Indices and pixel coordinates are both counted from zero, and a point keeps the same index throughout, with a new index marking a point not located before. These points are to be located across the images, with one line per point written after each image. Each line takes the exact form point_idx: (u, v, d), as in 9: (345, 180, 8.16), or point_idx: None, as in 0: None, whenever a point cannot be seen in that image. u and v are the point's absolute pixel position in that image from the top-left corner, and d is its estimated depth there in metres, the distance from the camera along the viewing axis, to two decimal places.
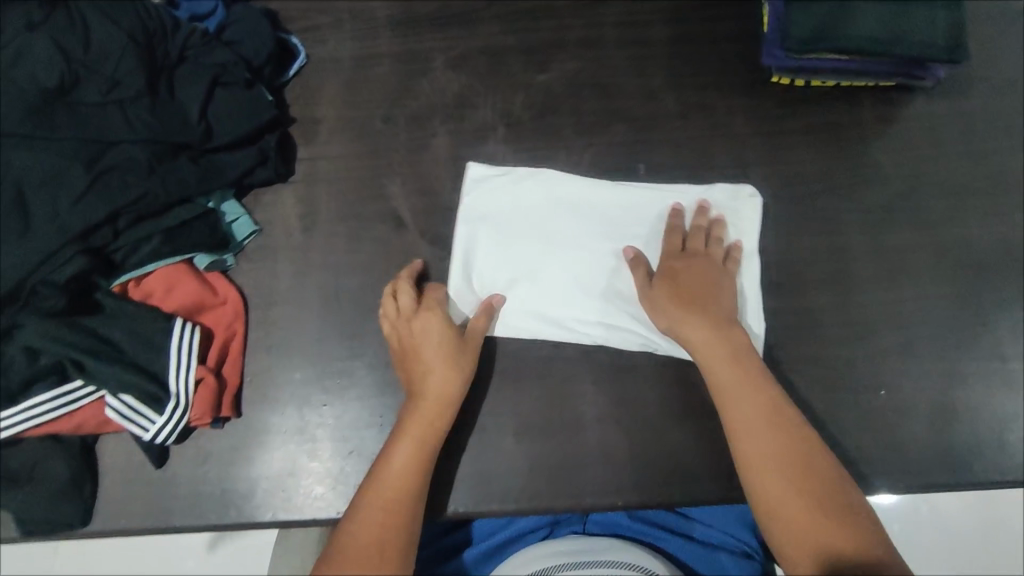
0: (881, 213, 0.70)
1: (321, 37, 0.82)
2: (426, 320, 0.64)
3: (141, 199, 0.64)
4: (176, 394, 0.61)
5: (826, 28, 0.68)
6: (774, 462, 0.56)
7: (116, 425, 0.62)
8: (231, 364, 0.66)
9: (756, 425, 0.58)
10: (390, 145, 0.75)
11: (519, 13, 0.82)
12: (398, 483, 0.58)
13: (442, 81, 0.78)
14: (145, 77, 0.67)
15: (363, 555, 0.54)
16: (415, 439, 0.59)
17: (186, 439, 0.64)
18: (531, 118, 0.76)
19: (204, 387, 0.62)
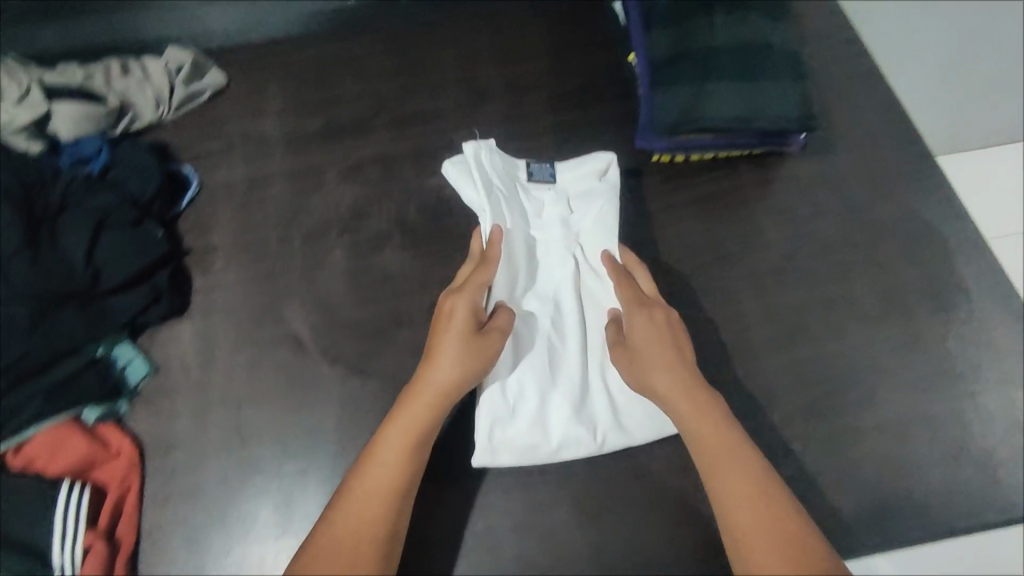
0: (768, 278, 0.72)
1: (214, 164, 0.83)
2: (463, 296, 0.63)
3: (19, 362, 0.63)
4: (60, 567, 0.59)
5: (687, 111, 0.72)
6: (759, 516, 0.52)
7: None
8: (126, 522, 0.63)
9: (743, 512, 0.53)
10: (286, 265, 0.75)
11: (407, 119, 0.85)
12: (395, 459, 0.57)
13: (335, 194, 0.80)
14: (22, 233, 0.66)
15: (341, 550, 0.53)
16: (425, 414, 0.59)
17: None
18: (425, 222, 0.77)
19: (92, 556, 0.59)
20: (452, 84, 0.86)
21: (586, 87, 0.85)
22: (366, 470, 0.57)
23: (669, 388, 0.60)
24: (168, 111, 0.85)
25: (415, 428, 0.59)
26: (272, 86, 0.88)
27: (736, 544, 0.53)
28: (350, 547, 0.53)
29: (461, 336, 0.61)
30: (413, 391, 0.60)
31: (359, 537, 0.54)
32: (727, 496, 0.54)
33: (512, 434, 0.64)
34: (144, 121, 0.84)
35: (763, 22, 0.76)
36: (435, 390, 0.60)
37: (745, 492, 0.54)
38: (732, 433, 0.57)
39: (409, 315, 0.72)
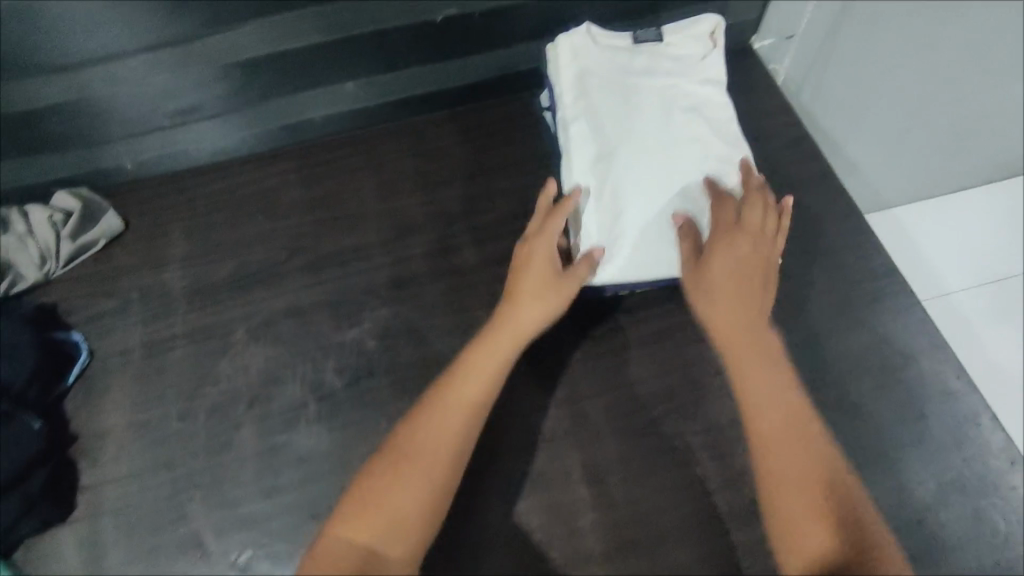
0: (728, 431, 0.65)
1: (108, 327, 0.74)
2: (537, 300, 0.60)
3: None
4: None
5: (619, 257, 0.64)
6: (782, 432, 0.54)
7: None
8: None
9: (794, 468, 0.53)
10: (188, 449, 0.67)
11: (324, 259, 0.77)
12: (479, 381, 0.59)
13: (245, 357, 0.71)
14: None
15: (406, 466, 0.54)
16: (502, 351, 0.60)
17: None
18: (345, 386, 0.69)
19: None
20: (373, 215, 0.79)
21: (515, 212, 0.79)
22: (422, 424, 0.57)
23: (732, 326, 0.59)
24: (55, 267, 0.77)
25: (455, 437, 0.56)
26: (175, 228, 0.80)
27: (767, 496, 0.53)
28: (417, 470, 0.54)
29: (549, 277, 0.61)
30: (500, 335, 0.60)
31: (441, 463, 0.55)
32: (761, 432, 0.55)
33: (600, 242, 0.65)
34: (27, 282, 0.75)
35: (710, 132, 0.68)
36: (514, 334, 0.61)
37: (776, 423, 0.55)
38: (827, 469, 0.53)
39: (327, 504, 0.64)
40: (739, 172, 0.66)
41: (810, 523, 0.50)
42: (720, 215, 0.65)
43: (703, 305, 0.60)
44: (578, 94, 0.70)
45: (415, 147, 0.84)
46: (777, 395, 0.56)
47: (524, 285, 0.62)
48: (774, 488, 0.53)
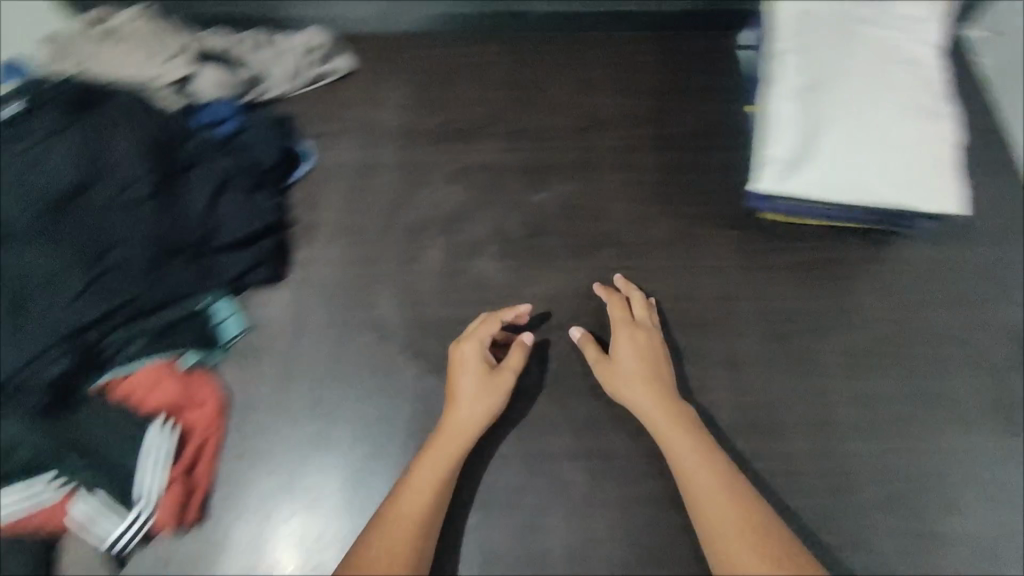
0: (863, 359, 0.70)
1: (330, 143, 0.86)
2: (487, 396, 0.64)
3: (133, 300, 0.67)
4: (144, 499, 0.63)
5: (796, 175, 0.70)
6: (715, 492, 0.57)
7: (83, 526, 0.63)
8: (204, 468, 0.67)
9: (727, 519, 0.55)
10: (383, 255, 0.78)
11: (520, 134, 0.87)
12: (430, 460, 0.62)
13: (441, 194, 0.82)
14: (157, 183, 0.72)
15: (393, 540, 0.57)
16: (430, 445, 0.63)
17: (149, 543, 0.64)
18: (523, 236, 0.79)
19: (171, 494, 0.64)
20: (568, 105, 0.88)
21: (697, 131, 0.85)
22: (374, 537, 0.57)
23: (665, 416, 0.62)
24: (296, 87, 0.90)
25: (441, 490, 0.60)
26: (397, 80, 0.92)
27: (709, 539, 0.56)
28: (407, 535, 0.57)
29: (482, 377, 0.65)
30: (433, 451, 0.62)
31: (409, 509, 0.58)
32: (693, 487, 0.58)
33: (786, 156, 0.70)
34: (274, 93, 0.88)
35: (916, 85, 0.72)
36: (453, 439, 0.62)
37: (714, 490, 0.57)
38: (736, 503, 0.56)
39: (494, 325, 0.72)
40: (936, 124, 0.70)
41: (749, 566, 0.53)
42: (910, 158, 0.69)
43: (629, 400, 0.64)
44: (796, 25, 0.75)
45: (616, 58, 0.91)
46: (714, 475, 0.58)
47: (460, 382, 0.65)
48: (721, 554, 0.55)
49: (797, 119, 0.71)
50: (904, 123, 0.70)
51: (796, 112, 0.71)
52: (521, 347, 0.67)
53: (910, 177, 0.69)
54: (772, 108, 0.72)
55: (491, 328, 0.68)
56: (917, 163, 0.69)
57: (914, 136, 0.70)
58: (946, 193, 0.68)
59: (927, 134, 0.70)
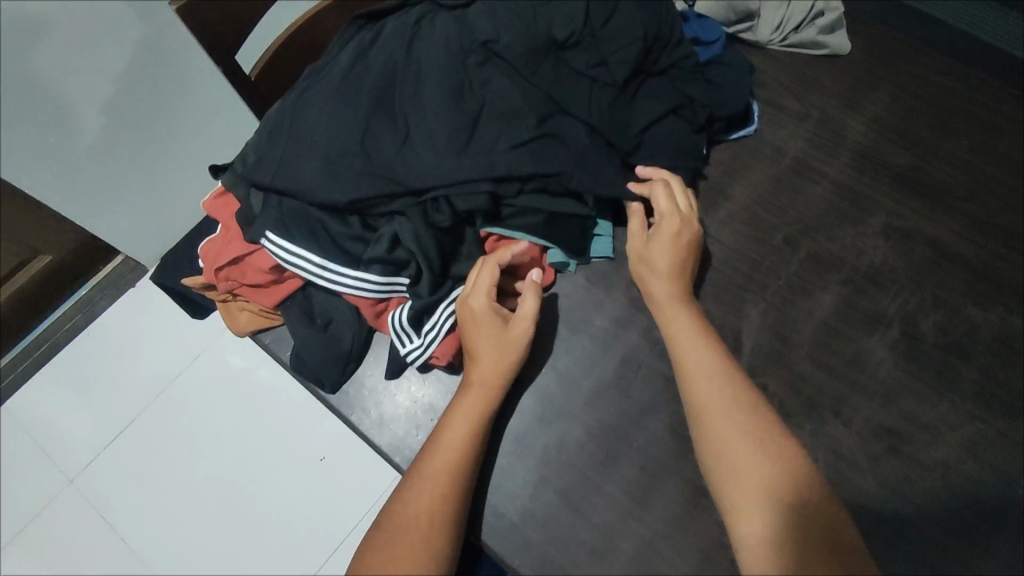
0: None
1: (780, 121, 0.77)
2: (505, 348, 0.62)
3: (553, 178, 0.63)
4: (434, 326, 0.64)
5: None
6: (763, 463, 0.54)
7: (387, 329, 0.66)
8: None
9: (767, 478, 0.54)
10: (775, 266, 0.69)
11: (990, 229, 0.71)
12: (457, 437, 0.59)
13: (866, 242, 0.71)
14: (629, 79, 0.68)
15: (424, 504, 0.56)
16: (470, 406, 0.61)
17: (425, 373, 0.67)
18: (934, 344, 0.66)
19: (455, 334, 0.65)
20: None
21: None
22: (415, 490, 0.57)
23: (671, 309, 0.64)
24: (776, 41, 0.81)
25: (463, 454, 0.58)
26: (883, 92, 0.79)
27: (738, 492, 0.54)
28: (438, 499, 0.56)
29: (497, 327, 0.62)
30: (461, 408, 0.61)
31: (447, 480, 0.57)
32: (732, 438, 0.56)
33: None
34: (753, 37, 0.81)
35: None
36: (490, 377, 0.62)
37: (746, 441, 0.56)
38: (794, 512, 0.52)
39: (850, 415, 0.63)
40: None
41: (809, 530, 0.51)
42: None
43: (654, 272, 0.65)
44: None
45: None
46: (730, 424, 0.57)
47: (487, 351, 0.62)
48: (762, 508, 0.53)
49: None
50: None
51: None
52: (528, 302, 0.64)
53: None
54: None
55: (495, 277, 0.62)
56: None
57: None
58: None
59: None
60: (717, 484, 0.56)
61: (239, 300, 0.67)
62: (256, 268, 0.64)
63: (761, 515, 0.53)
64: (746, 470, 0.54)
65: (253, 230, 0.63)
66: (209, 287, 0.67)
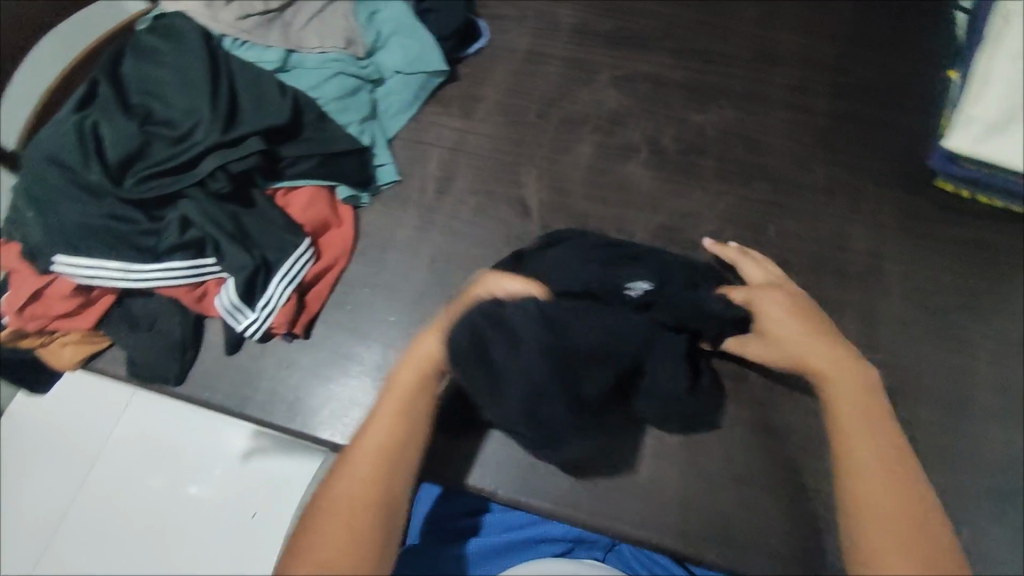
0: (1013, 350, 0.66)
1: (505, 28, 0.87)
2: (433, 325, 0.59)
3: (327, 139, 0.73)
4: (270, 299, 0.67)
5: (997, 153, 0.65)
6: (883, 472, 0.52)
7: (218, 313, 0.69)
8: (316, 292, 0.71)
9: (891, 495, 0.51)
10: (536, 138, 0.80)
11: (692, 54, 0.84)
12: (387, 423, 0.55)
13: (602, 95, 0.82)
14: (376, 34, 0.80)
15: (350, 499, 0.52)
16: (403, 389, 0.57)
17: (267, 342, 0.69)
18: (677, 151, 0.78)
19: (290, 303, 0.68)
20: (748, 36, 0.85)
21: (884, 87, 0.80)
22: (340, 477, 0.53)
23: (834, 374, 0.58)
24: None
25: (397, 440, 0.55)
26: None
27: (868, 522, 0.50)
28: (366, 489, 0.52)
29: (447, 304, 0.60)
30: (391, 389, 0.57)
31: (378, 471, 0.53)
32: (857, 455, 0.53)
33: (993, 134, 0.65)
34: None
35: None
36: (429, 354, 0.58)
37: (883, 470, 0.52)
38: (904, 507, 0.51)
39: (630, 229, 0.74)
40: None
41: (909, 536, 0.49)
42: None
43: (801, 339, 0.59)
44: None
45: None
46: (898, 483, 0.52)
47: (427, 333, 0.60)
48: (886, 523, 0.50)
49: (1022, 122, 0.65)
50: None
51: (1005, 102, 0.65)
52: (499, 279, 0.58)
53: None
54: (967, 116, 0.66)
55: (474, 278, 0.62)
56: None
57: None
58: None
59: None
60: (846, 520, 0.52)
61: (57, 336, 0.68)
62: (57, 296, 0.65)
63: (888, 538, 0.49)
64: (870, 498, 0.51)
65: (40, 261, 0.64)
66: (20, 335, 0.67)
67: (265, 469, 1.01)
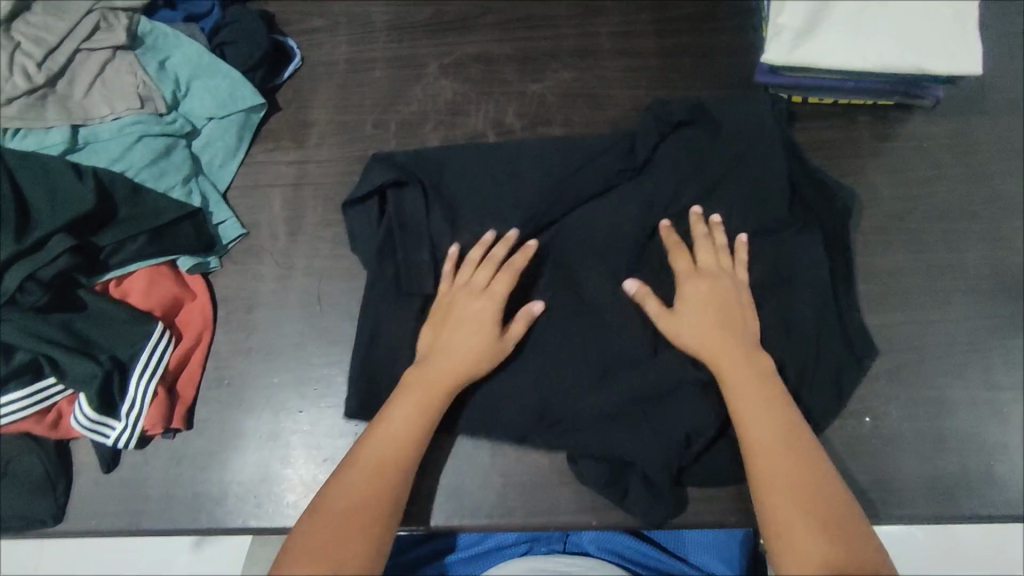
0: (873, 235, 0.68)
1: (318, 41, 0.82)
2: (478, 340, 0.60)
3: (151, 213, 0.66)
4: (133, 400, 0.60)
5: (811, 56, 0.66)
6: (781, 469, 0.52)
7: (80, 433, 0.62)
8: (187, 378, 0.65)
9: (789, 492, 0.51)
10: (379, 151, 0.76)
11: (515, 22, 0.81)
12: (399, 433, 0.56)
13: (435, 88, 0.78)
14: (174, 83, 0.72)
15: (348, 509, 0.52)
16: (426, 392, 0.58)
17: (146, 446, 0.63)
18: (522, 127, 0.76)
19: (160, 399, 0.62)
20: None
21: (704, 13, 0.80)
22: (346, 480, 0.54)
23: (760, 397, 0.56)
24: None
25: (411, 446, 0.56)
26: None
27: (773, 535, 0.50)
28: (369, 494, 0.53)
29: (487, 320, 0.60)
30: (414, 385, 0.58)
31: (386, 478, 0.54)
32: (759, 459, 0.53)
33: (801, 42, 0.66)
34: None
35: None
36: (442, 359, 0.59)
37: (776, 463, 0.53)
38: (803, 516, 0.50)
39: None
40: (948, 14, 0.64)
41: (807, 530, 0.49)
42: (928, 36, 0.64)
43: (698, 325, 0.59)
44: None
45: None
46: (783, 491, 0.51)
47: (453, 343, 0.60)
48: (779, 521, 0.50)
49: (830, 29, 0.66)
50: (946, 18, 0.64)
51: (807, 9, 0.66)
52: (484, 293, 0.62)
53: (931, 71, 0.64)
54: (776, 30, 0.66)
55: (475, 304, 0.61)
56: (948, 23, 0.64)
57: (944, 12, 0.64)
58: (963, 44, 0.64)
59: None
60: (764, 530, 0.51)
61: None
62: None
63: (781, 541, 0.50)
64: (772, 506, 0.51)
65: None
66: None
67: (226, 554, 0.90)
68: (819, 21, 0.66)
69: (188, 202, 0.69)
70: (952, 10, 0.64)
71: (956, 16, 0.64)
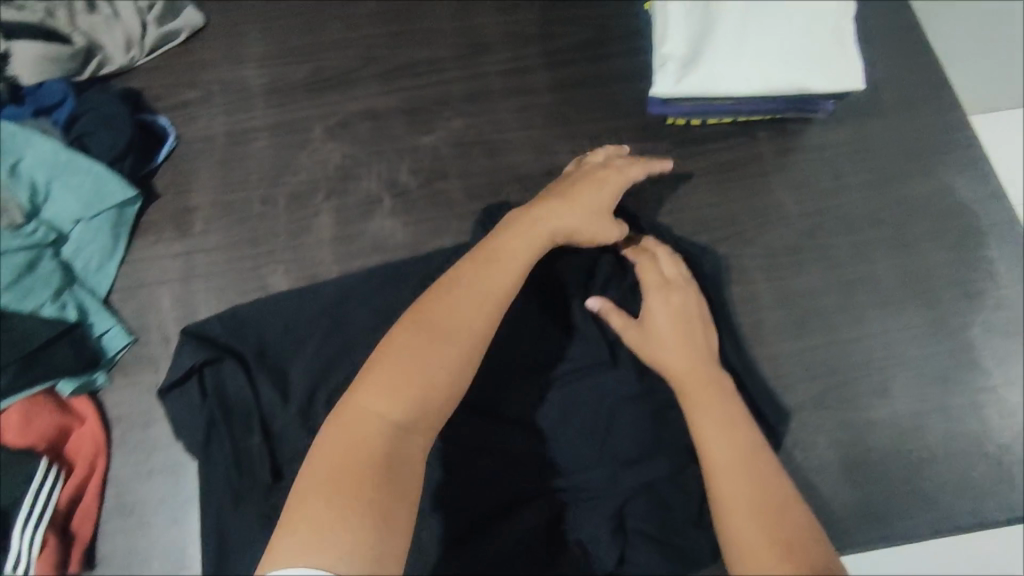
0: (783, 258, 0.67)
1: (191, 115, 0.76)
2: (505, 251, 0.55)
3: (21, 339, 0.61)
4: (15, 555, 0.55)
5: (699, 87, 0.64)
6: (747, 496, 0.49)
7: None
8: (82, 515, 0.60)
9: (753, 518, 0.48)
10: (270, 230, 0.71)
11: (401, 70, 0.77)
12: (458, 321, 0.50)
13: (323, 152, 0.74)
14: (31, 187, 0.66)
15: (387, 407, 0.46)
16: (477, 290, 0.52)
17: None
18: (418, 185, 0.72)
19: (49, 546, 0.57)
20: (451, 31, 0.78)
21: (594, 39, 0.78)
22: (386, 365, 0.48)
23: (730, 430, 0.53)
24: (140, 55, 0.77)
25: (463, 341, 0.50)
26: (253, 27, 0.79)
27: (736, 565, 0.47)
28: (416, 389, 0.47)
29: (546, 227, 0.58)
30: (460, 279, 0.53)
31: (437, 373, 0.48)
32: (724, 485, 0.50)
33: (687, 74, 0.64)
34: (114, 66, 0.76)
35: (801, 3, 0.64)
36: (468, 301, 0.51)
37: (741, 492, 0.49)
38: (765, 543, 0.46)
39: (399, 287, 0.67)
40: (825, 35, 0.64)
41: (771, 558, 0.45)
42: (808, 60, 0.63)
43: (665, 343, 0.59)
44: None
45: None
46: (749, 517, 0.48)
47: (458, 295, 0.52)
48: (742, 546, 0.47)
49: (714, 57, 0.64)
50: (824, 40, 0.63)
51: (688, 41, 0.64)
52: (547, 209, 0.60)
53: (816, 93, 0.63)
54: (661, 63, 0.64)
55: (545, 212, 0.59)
56: (826, 44, 0.63)
57: (820, 35, 0.64)
58: (843, 64, 0.63)
59: (812, 24, 0.64)
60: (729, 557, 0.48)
61: None
62: None
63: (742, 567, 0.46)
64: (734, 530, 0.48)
65: None
66: None
67: None
68: (703, 50, 0.64)
69: (62, 319, 0.63)
70: (828, 32, 0.64)
71: (833, 37, 0.64)
